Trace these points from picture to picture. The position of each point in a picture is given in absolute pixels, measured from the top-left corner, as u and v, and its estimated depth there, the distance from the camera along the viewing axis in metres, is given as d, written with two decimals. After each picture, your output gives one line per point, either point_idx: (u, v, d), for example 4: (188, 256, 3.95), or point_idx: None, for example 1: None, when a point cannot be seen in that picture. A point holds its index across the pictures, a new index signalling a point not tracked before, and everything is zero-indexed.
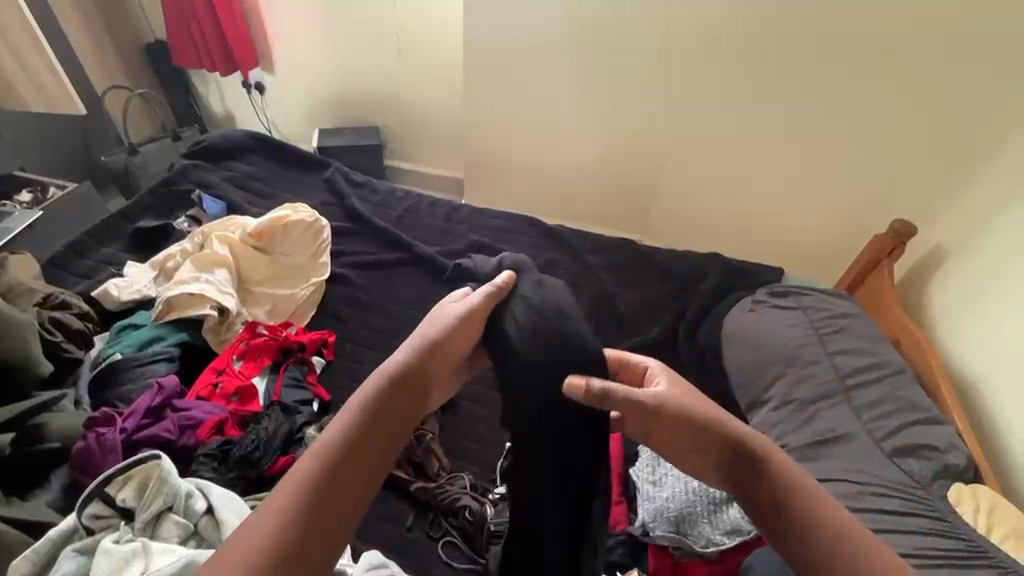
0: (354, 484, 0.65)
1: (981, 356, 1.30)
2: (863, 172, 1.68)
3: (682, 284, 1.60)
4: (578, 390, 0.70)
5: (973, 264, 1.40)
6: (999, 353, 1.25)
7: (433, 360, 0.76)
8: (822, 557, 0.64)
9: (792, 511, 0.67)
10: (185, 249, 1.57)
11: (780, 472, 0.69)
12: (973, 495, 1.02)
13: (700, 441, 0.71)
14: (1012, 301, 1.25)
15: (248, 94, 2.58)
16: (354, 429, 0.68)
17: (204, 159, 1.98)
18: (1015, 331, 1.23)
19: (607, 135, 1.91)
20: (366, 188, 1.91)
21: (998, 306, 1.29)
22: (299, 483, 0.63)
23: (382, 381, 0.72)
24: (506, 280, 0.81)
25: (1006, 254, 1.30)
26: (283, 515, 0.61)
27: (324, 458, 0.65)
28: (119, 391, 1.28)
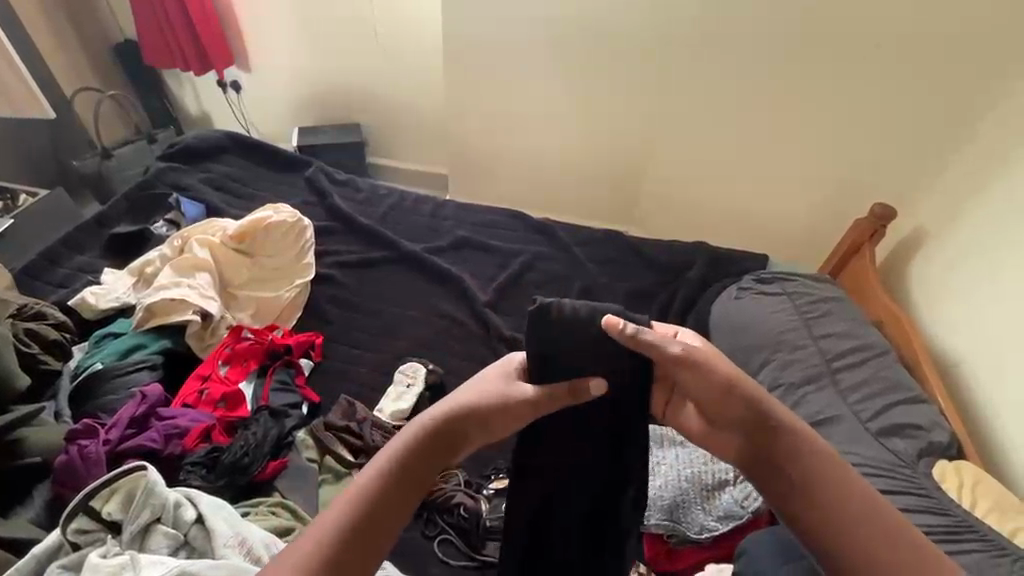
0: (370, 540, 0.62)
1: (962, 338, 1.33)
2: (845, 158, 1.70)
3: (670, 274, 1.61)
4: (616, 330, 0.71)
5: (954, 246, 1.43)
6: (982, 335, 1.28)
7: (473, 428, 0.70)
8: (838, 552, 0.62)
9: (817, 500, 0.64)
10: (164, 253, 1.54)
11: (811, 459, 0.66)
12: (956, 471, 1.04)
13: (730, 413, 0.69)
14: (993, 283, 1.28)
15: (224, 93, 2.52)
16: (382, 480, 0.65)
17: (181, 160, 1.94)
18: (995, 313, 1.26)
19: (589, 127, 1.90)
20: (349, 185, 1.88)
21: (978, 289, 1.32)
22: (329, 530, 0.61)
23: (422, 432, 0.68)
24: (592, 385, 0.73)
25: (986, 235, 1.33)
26: (309, 562, 0.59)
27: (351, 507, 0.63)
28: (101, 401, 1.25)
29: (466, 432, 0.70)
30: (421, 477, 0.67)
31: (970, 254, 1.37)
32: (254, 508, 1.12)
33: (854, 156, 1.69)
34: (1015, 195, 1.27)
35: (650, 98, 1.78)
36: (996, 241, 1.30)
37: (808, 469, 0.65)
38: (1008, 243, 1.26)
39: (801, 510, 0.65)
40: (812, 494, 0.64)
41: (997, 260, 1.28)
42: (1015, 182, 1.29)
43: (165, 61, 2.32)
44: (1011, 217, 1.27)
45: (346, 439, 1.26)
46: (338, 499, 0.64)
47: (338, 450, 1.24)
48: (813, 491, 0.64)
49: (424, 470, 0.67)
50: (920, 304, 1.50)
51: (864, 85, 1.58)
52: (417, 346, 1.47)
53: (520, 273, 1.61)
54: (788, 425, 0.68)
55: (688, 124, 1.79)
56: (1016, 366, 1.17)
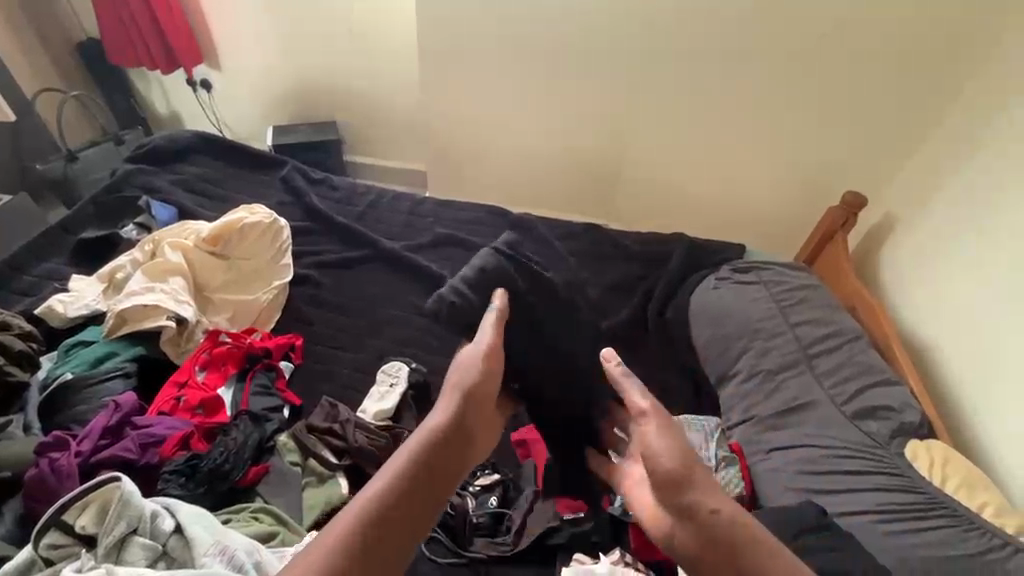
0: (393, 543, 0.61)
1: (948, 337, 1.32)
2: (817, 147, 1.72)
3: (649, 265, 1.62)
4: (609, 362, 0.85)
5: (939, 240, 1.41)
6: (966, 334, 1.27)
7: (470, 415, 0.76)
8: None
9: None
10: (135, 258, 1.50)
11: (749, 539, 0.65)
12: (927, 450, 1.07)
13: (663, 482, 0.71)
14: (978, 278, 1.27)
15: (194, 92, 2.45)
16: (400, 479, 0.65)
17: (150, 162, 1.89)
18: (980, 311, 1.24)
19: (567, 120, 1.90)
20: (325, 184, 1.85)
21: (966, 285, 1.30)
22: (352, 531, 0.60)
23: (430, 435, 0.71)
24: (503, 301, 0.93)
25: (976, 224, 1.31)
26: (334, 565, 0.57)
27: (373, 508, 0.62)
28: (73, 412, 1.21)
29: (466, 421, 0.75)
30: (435, 473, 0.68)
31: (958, 246, 1.34)
32: (236, 515, 1.10)
33: (828, 145, 1.71)
34: (984, 181, 1.31)
35: (629, 89, 1.78)
36: (979, 228, 1.29)
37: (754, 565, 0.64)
38: (990, 233, 1.26)
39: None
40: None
41: (982, 249, 1.27)
42: (982, 168, 1.33)
43: (130, 60, 2.25)
44: (1000, 202, 1.25)
45: (328, 440, 1.24)
46: (335, 520, 0.60)
47: (321, 453, 1.22)
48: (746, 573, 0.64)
49: (436, 467, 0.68)
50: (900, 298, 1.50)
51: (835, 74, 1.60)
52: (399, 345, 1.46)
53: None
54: (732, 517, 0.67)
55: (667, 115, 1.80)
56: (999, 366, 1.16)
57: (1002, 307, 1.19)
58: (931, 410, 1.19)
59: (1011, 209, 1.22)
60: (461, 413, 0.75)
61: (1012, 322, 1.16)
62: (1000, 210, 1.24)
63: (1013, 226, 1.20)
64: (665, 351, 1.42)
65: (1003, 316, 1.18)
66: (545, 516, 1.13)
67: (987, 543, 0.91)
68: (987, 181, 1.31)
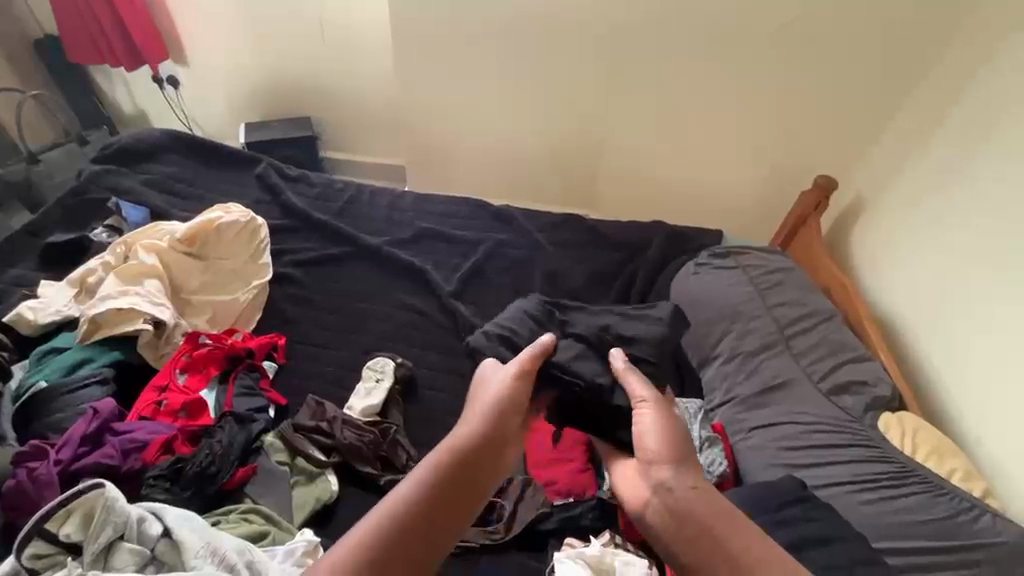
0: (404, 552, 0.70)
1: (936, 344, 1.29)
2: (790, 132, 1.76)
3: (630, 252, 1.65)
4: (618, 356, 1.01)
5: (937, 236, 1.34)
6: (959, 344, 1.22)
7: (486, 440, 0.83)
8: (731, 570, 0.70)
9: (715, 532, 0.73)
10: (107, 261, 1.46)
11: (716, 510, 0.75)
12: (899, 421, 1.12)
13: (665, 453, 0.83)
14: (975, 282, 1.22)
15: (161, 90, 2.38)
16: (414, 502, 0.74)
17: (118, 162, 1.83)
18: (977, 319, 1.19)
19: (543, 111, 1.90)
20: (301, 181, 1.82)
21: (964, 291, 1.24)
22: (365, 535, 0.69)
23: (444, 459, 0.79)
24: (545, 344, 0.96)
25: (978, 223, 1.23)
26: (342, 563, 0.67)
27: (386, 522, 0.71)
28: (49, 421, 1.18)
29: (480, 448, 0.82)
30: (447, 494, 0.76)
31: (964, 245, 1.26)
32: (225, 517, 1.10)
33: (801, 131, 1.75)
34: (947, 163, 1.36)
35: (604, 77, 1.79)
36: (975, 224, 1.24)
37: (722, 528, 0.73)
38: (986, 232, 1.21)
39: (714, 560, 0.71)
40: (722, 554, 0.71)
41: (980, 246, 1.22)
42: (946, 147, 1.38)
43: (90, 57, 2.18)
44: (991, 194, 1.22)
45: (316, 439, 1.24)
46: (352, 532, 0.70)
47: (309, 452, 1.22)
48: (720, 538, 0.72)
49: (447, 489, 0.76)
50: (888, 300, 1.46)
51: (804, 59, 1.63)
52: (384, 340, 1.46)
53: (483, 262, 1.61)
54: (704, 493, 0.78)
55: (643, 103, 1.81)
56: (996, 372, 1.13)
57: (1001, 314, 1.14)
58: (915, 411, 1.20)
59: (1003, 198, 1.18)
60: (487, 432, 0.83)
61: (1010, 313, 1.12)
62: (973, 192, 1.27)
63: (997, 218, 1.19)
64: None
65: (998, 321, 1.14)
66: (536, 503, 1.15)
67: (955, 506, 0.96)
68: (952, 160, 1.36)
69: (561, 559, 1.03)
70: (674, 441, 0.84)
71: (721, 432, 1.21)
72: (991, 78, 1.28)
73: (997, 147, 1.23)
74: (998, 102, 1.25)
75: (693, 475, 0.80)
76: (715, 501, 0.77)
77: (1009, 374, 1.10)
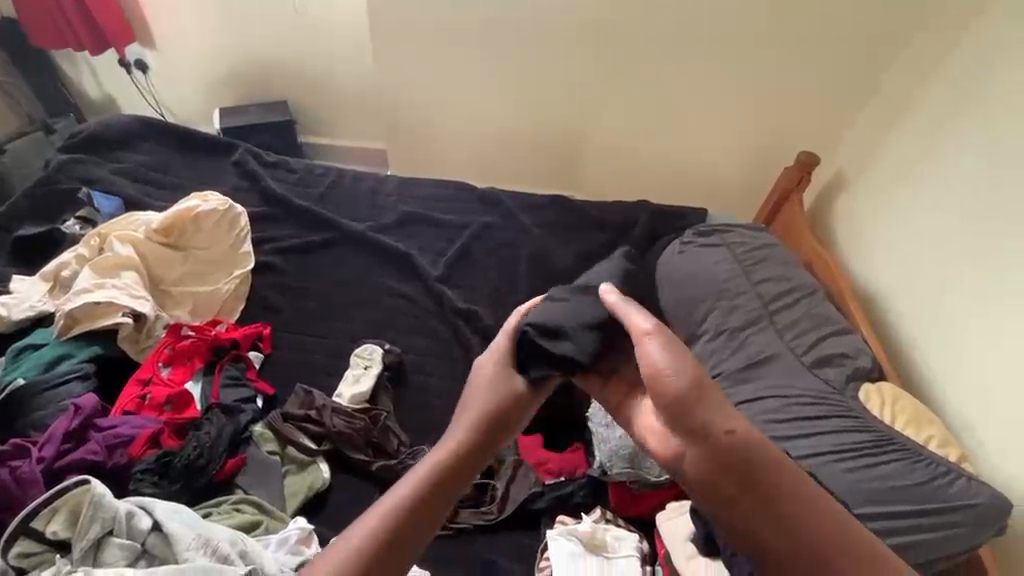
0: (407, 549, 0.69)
1: (931, 335, 1.27)
2: (775, 108, 1.75)
3: (615, 232, 1.64)
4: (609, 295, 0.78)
5: (928, 219, 1.32)
6: (955, 335, 1.20)
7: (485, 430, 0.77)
8: (778, 533, 0.61)
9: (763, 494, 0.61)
10: (80, 254, 1.42)
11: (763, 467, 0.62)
12: (878, 392, 1.15)
13: (696, 391, 0.65)
14: (975, 275, 1.18)
15: (129, 75, 2.29)
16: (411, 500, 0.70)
17: (86, 151, 1.77)
18: (977, 307, 1.16)
19: (526, 89, 1.86)
20: (280, 167, 1.78)
21: (962, 275, 1.21)
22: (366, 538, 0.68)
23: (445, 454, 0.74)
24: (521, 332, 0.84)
25: (968, 204, 1.22)
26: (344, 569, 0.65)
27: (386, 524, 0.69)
28: (29, 419, 1.16)
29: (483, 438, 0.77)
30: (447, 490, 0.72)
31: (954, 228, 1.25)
32: (217, 508, 1.09)
33: (784, 108, 1.75)
34: (927, 136, 1.37)
35: (579, 50, 1.75)
36: (966, 204, 1.23)
37: (774, 492, 0.61)
38: (978, 213, 1.20)
39: (760, 527, 0.62)
40: (767, 517, 0.61)
41: (969, 227, 1.21)
42: (924, 121, 1.40)
43: (51, 40, 2.09)
44: (975, 168, 1.22)
45: (306, 427, 1.23)
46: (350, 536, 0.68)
47: (299, 440, 1.22)
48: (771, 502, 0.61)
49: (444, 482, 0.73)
50: (880, 291, 1.44)
51: (786, 34, 1.63)
52: (371, 327, 1.45)
53: (470, 245, 1.60)
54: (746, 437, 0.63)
55: (626, 79, 1.78)
56: (989, 357, 1.12)
57: (1001, 305, 1.11)
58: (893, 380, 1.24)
59: (990, 172, 1.19)
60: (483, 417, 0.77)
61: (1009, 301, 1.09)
62: (955, 167, 1.27)
63: (981, 193, 1.20)
64: None
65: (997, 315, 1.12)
66: (527, 483, 1.16)
67: (930, 471, 0.99)
68: (929, 133, 1.37)
69: (553, 537, 1.05)
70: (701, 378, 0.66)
71: None
72: (969, 51, 1.29)
73: (980, 123, 1.23)
74: (975, 75, 1.26)
75: (725, 414, 0.64)
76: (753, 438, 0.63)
77: (1015, 377, 1.06)
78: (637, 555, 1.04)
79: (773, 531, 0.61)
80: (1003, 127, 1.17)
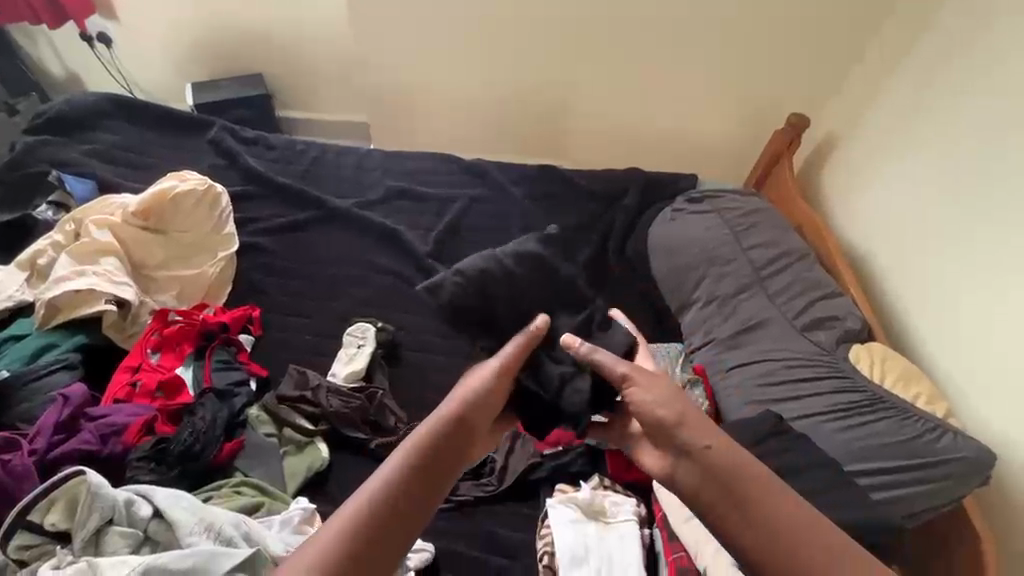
0: (404, 524, 0.68)
1: (930, 297, 1.24)
2: (766, 69, 1.72)
3: (606, 201, 1.62)
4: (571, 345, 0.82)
5: (923, 180, 1.30)
6: (950, 299, 1.19)
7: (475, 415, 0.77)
8: (756, 542, 0.67)
9: (744, 504, 0.69)
10: (56, 241, 1.37)
11: (744, 482, 0.70)
12: (868, 351, 1.16)
13: (675, 416, 0.77)
14: (976, 238, 1.15)
15: (93, 49, 2.18)
16: (407, 472, 0.70)
17: (53, 133, 1.69)
18: (976, 271, 1.14)
19: (510, 55, 1.80)
20: (260, 144, 1.73)
21: (960, 236, 1.19)
22: (363, 507, 0.67)
23: (437, 430, 0.74)
24: (540, 325, 0.83)
25: (964, 162, 1.21)
26: (341, 538, 0.64)
27: (382, 496, 0.68)
28: (16, 411, 1.13)
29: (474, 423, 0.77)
30: (442, 468, 0.72)
31: (948, 191, 1.23)
32: (217, 492, 1.09)
33: (773, 72, 1.71)
34: (921, 90, 1.35)
35: (566, 35, 1.73)
36: (961, 159, 1.21)
37: (751, 501, 0.69)
38: (973, 169, 1.18)
39: (739, 536, 0.68)
40: (745, 526, 0.68)
41: (964, 182, 1.20)
42: (917, 76, 1.37)
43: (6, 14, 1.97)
44: (966, 124, 1.21)
45: (302, 408, 1.23)
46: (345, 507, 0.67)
47: (297, 421, 1.22)
48: (747, 511, 0.68)
49: (439, 461, 0.73)
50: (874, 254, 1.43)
51: None
52: (362, 305, 1.43)
53: (459, 219, 1.57)
54: (723, 452, 0.73)
55: (613, 41, 1.73)
56: (998, 322, 1.08)
57: (999, 264, 1.09)
58: (881, 337, 1.25)
59: (982, 129, 1.17)
60: (473, 402, 0.78)
61: (1009, 261, 1.08)
62: (948, 123, 1.26)
63: (976, 148, 1.18)
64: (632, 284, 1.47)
65: (1001, 274, 1.09)
66: (527, 454, 1.19)
67: (919, 428, 1.02)
68: (919, 91, 1.36)
69: (553, 505, 1.07)
70: (684, 407, 0.78)
71: (698, 366, 1.26)
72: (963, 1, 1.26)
73: (973, 80, 1.21)
74: (970, 27, 1.23)
75: (703, 434, 0.75)
76: (734, 455, 0.73)
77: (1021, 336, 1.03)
78: (636, 519, 1.06)
79: (752, 539, 0.67)
80: (997, 80, 1.15)
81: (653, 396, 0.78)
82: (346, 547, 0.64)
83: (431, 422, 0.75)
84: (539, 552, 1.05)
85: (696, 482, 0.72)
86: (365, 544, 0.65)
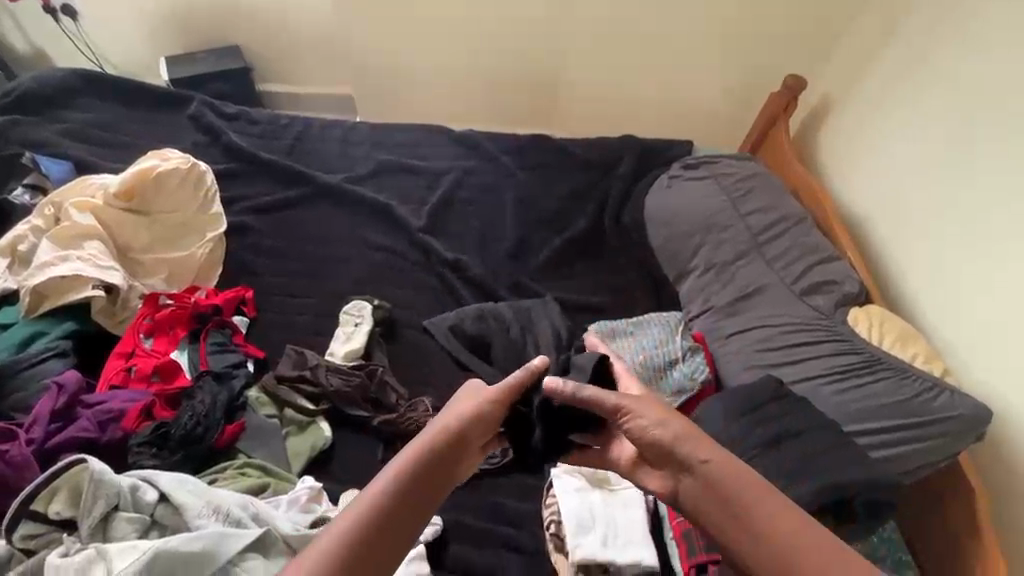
0: (411, 517, 0.69)
1: (928, 260, 1.24)
2: (760, 29, 1.68)
3: (602, 170, 1.60)
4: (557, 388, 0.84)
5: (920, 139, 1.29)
6: (949, 264, 1.19)
7: (481, 424, 0.81)
8: (754, 546, 0.67)
9: (742, 510, 0.69)
10: (35, 225, 1.33)
11: (740, 491, 0.70)
12: (867, 314, 1.17)
13: (672, 433, 0.77)
14: (973, 197, 1.15)
15: (57, 21, 2.06)
16: (418, 467, 0.72)
17: (22, 111, 1.62)
18: (976, 232, 1.14)
19: (498, 19, 1.74)
20: (241, 119, 1.66)
21: (959, 195, 1.18)
22: (375, 496, 0.68)
23: (448, 431, 0.77)
24: (539, 364, 0.89)
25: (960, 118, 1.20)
26: (352, 526, 0.65)
27: (394, 487, 0.69)
28: (10, 401, 1.11)
29: (479, 432, 0.80)
30: (450, 467, 0.75)
31: (946, 149, 1.22)
32: (222, 474, 1.10)
33: (769, 32, 1.68)
34: (918, 46, 1.33)
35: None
36: (959, 116, 1.20)
37: (747, 510, 0.69)
38: (970, 126, 1.18)
39: (734, 548, 0.69)
40: (743, 532, 0.68)
41: (962, 140, 1.19)
42: (914, 31, 1.35)
43: None
44: (964, 80, 1.20)
45: (301, 388, 1.22)
46: (358, 497, 0.68)
47: (297, 402, 1.21)
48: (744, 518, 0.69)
49: (447, 460, 0.75)
50: (870, 217, 1.42)
51: None
52: (357, 283, 1.41)
53: (451, 192, 1.54)
54: (721, 464, 0.73)
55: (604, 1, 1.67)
56: (997, 281, 1.09)
57: (998, 223, 1.10)
58: (878, 299, 1.26)
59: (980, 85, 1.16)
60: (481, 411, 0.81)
61: (1006, 220, 1.08)
62: (945, 80, 1.25)
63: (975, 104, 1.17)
64: (629, 254, 1.46)
65: (1001, 238, 1.09)
66: None
67: (919, 387, 1.03)
68: (916, 47, 1.33)
69: (558, 475, 1.08)
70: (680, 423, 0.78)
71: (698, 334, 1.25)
72: None
73: (971, 35, 1.20)
74: None
75: (701, 448, 0.75)
76: (731, 467, 0.72)
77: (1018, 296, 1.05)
78: None
79: (752, 551, 0.68)
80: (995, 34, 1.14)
81: (650, 416, 0.79)
82: (355, 535, 0.65)
83: (442, 423, 0.78)
84: (546, 520, 1.07)
85: (697, 490, 0.73)
86: (374, 534, 0.66)
